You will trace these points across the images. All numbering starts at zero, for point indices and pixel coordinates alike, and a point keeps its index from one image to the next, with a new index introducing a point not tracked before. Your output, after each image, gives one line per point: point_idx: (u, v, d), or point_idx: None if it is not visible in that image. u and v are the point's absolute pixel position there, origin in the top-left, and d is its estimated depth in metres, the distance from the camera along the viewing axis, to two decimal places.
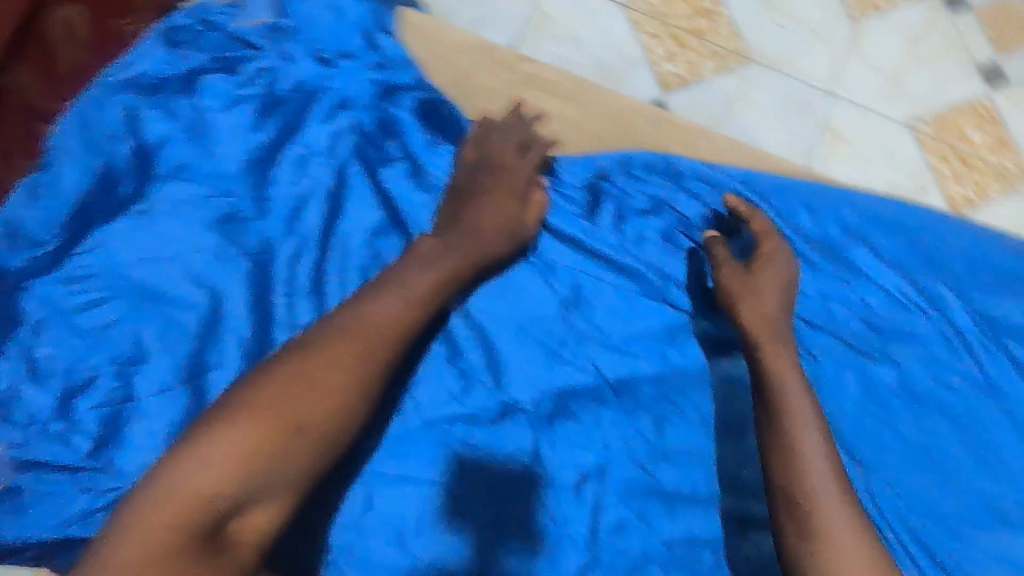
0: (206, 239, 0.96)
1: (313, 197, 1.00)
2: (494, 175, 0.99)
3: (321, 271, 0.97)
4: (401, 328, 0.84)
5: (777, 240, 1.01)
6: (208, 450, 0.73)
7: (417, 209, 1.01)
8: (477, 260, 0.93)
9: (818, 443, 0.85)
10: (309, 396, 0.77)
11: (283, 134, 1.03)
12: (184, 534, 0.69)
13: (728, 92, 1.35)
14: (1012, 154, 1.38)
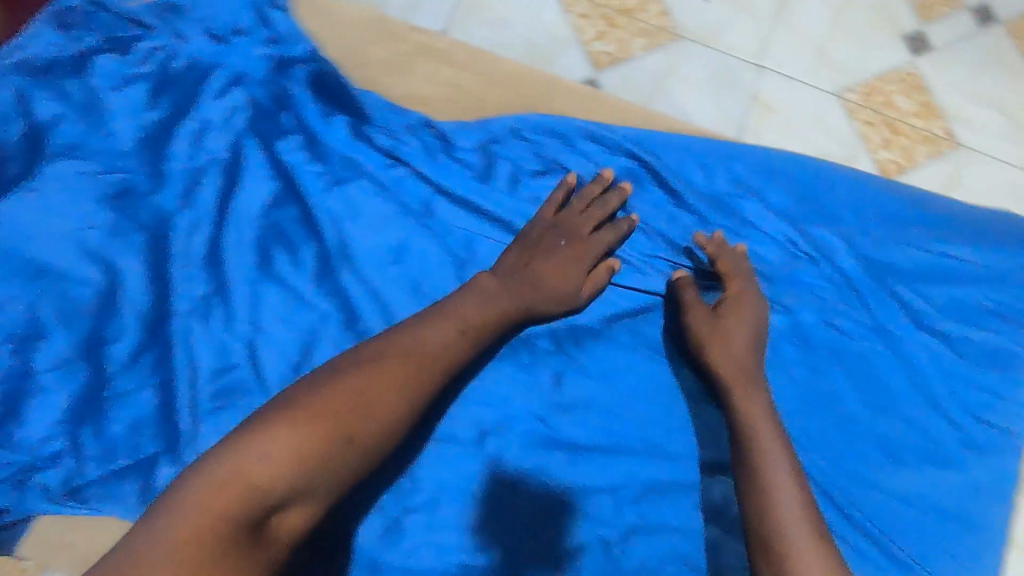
0: (106, 238, 0.68)
1: (210, 164, 0.72)
2: (569, 235, 0.72)
3: (219, 247, 0.71)
4: (455, 351, 0.62)
5: (745, 271, 0.73)
6: (280, 439, 0.51)
7: (269, 189, 0.72)
8: (539, 304, 0.69)
9: (789, 484, 0.61)
10: (376, 397, 0.57)
11: (190, 100, 0.73)
12: (231, 529, 0.48)
13: (656, 70, 1.16)
14: (942, 118, 1.15)
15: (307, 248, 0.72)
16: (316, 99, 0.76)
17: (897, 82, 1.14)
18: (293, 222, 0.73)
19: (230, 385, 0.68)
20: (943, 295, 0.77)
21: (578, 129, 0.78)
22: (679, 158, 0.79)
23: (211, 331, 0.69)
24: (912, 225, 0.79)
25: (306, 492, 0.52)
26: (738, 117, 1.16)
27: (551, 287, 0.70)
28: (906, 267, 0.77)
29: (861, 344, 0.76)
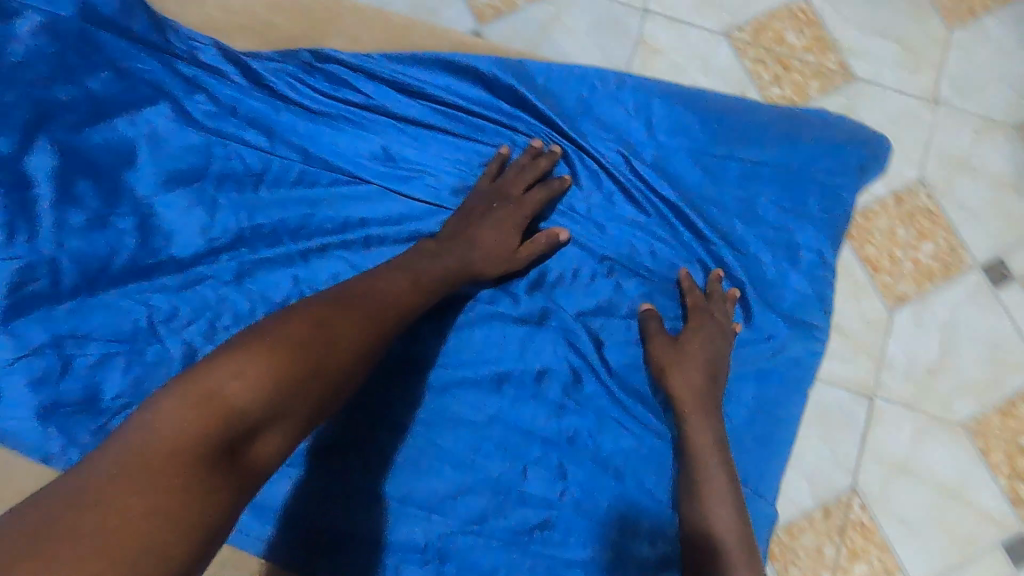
0: None
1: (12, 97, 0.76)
2: (502, 200, 0.74)
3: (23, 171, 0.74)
4: (410, 296, 0.61)
5: (717, 311, 0.74)
6: (251, 364, 0.47)
7: (64, 117, 0.76)
8: (472, 265, 0.71)
9: (726, 502, 0.64)
10: (344, 329, 0.53)
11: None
12: (207, 447, 0.43)
13: (540, 18, 1.17)
14: (834, 52, 1.12)
15: (99, 171, 0.76)
16: (105, 28, 0.79)
17: (784, 17, 1.13)
18: (90, 149, 0.76)
19: (27, 296, 0.72)
20: (734, 196, 0.79)
21: (334, 57, 0.80)
22: (426, 74, 0.80)
23: (13, 247, 0.73)
24: (704, 131, 0.80)
25: (279, 420, 0.47)
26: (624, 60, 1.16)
27: (486, 257, 0.72)
28: (692, 172, 0.79)
29: (646, 243, 0.78)
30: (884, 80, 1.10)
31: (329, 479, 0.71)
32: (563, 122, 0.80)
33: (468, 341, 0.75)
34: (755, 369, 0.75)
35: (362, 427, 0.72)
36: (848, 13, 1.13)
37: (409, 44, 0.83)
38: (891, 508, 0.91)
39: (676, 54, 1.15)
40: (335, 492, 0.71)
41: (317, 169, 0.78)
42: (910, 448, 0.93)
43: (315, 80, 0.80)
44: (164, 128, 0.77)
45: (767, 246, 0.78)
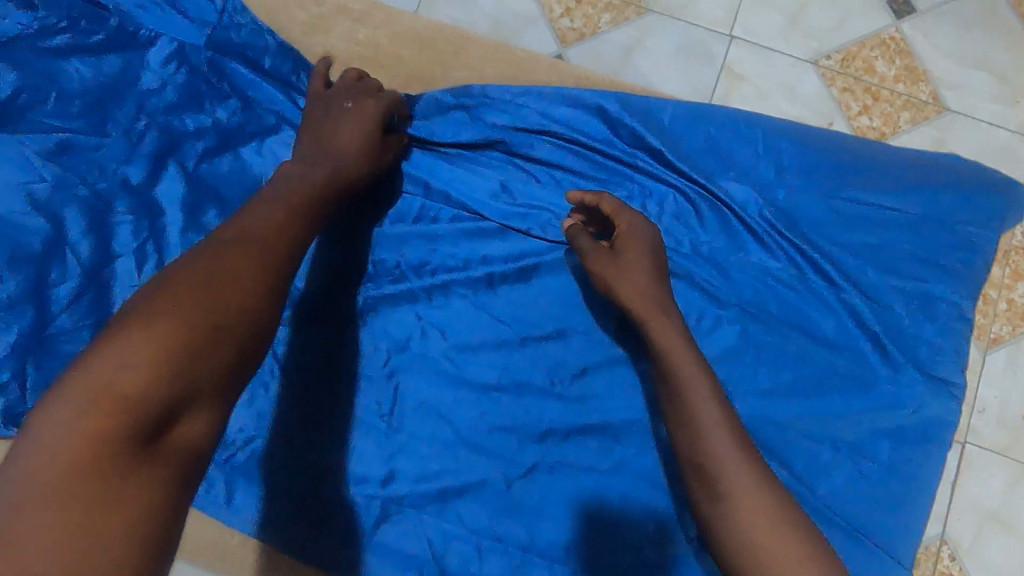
0: (62, 193, 0.74)
1: (149, 124, 0.77)
2: (355, 97, 0.70)
3: (155, 198, 0.75)
4: (296, 221, 0.54)
5: (623, 203, 0.71)
6: (127, 340, 0.39)
7: (197, 145, 0.77)
8: (342, 170, 0.65)
9: (708, 400, 0.58)
10: (227, 269, 0.46)
11: (138, 66, 0.78)
12: (114, 446, 0.36)
13: (624, 42, 1.16)
14: (925, 82, 1.14)
15: (228, 200, 0.76)
16: (235, 58, 0.78)
17: (876, 47, 1.14)
18: (221, 178, 0.76)
19: None
20: (867, 243, 0.76)
21: (468, 89, 0.78)
22: (558, 111, 0.79)
23: (142, 274, 0.74)
24: (836, 174, 0.77)
25: (195, 383, 0.41)
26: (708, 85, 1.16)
27: (354, 158, 0.66)
28: (824, 216, 0.76)
29: (779, 291, 0.75)
30: (979, 114, 1.12)
31: (296, 457, 0.69)
32: (691, 164, 0.78)
33: (595, 387, 0.72)
34: (889, 423, 0.72)
35: (298, 391, 0.70)
36: (941, 46, 1.14)
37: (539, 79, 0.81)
38: (984, 567, 0.84)
39: (761, 81, 1.14)
40: (305, 454, 0.69)
41: (439, 204, 0.76)
42: (1003, 500, 0.85)
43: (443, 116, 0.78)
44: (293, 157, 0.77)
45: (903, 295, 0.75)
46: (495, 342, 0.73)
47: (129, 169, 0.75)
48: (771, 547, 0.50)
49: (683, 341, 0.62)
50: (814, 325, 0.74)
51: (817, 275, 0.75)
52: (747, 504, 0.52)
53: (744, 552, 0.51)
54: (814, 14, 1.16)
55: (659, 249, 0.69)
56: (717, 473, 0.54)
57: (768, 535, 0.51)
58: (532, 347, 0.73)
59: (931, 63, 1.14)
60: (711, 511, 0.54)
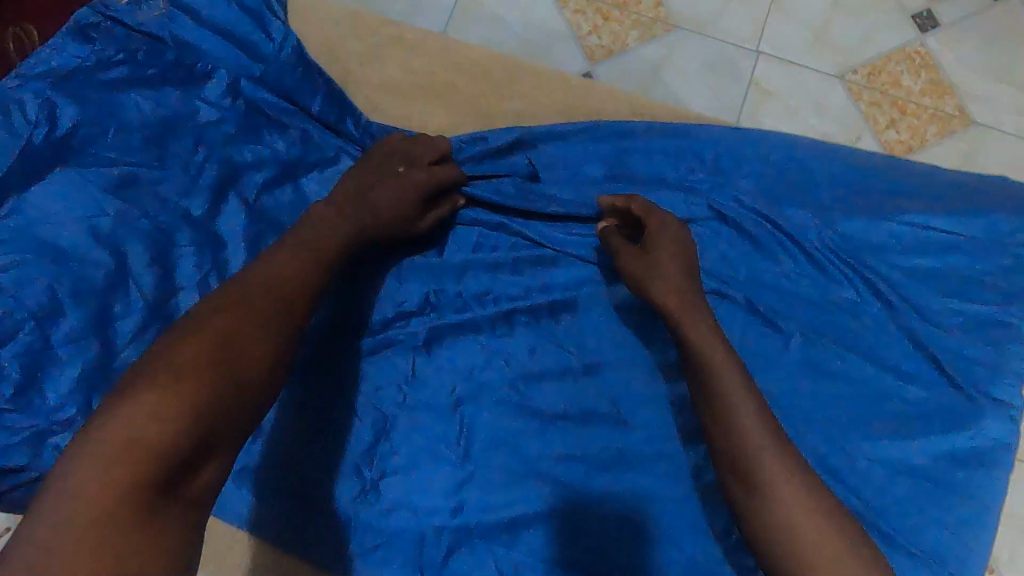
0: (125, 228, 0.74)
1: (209, 157, 0.77)
2: (406, 160, 0.71)
3: (218, 231, 0.76)
4: (315, 281, 0.61)
5: (654, 206, 0.72)
6: (158, 400, 0.47)
7: (257, 177, 0.77)
8: (366, 231, 0.67)
9: (743, 399, 0.59)
10: (252, 333, 0.54)
11: (196, 98, 0.78)
12: (143, 493, 0.44)
13: (652, 58, 1.15)
14: (951, 95, 1.14)
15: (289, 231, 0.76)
16: (290, 90, 0.78)
17: (903, 61, 1.14)
18: (282, 210, 0.77)
19: None
20: (923, 265, 0.77)
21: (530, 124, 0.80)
22: (616, 144, 0.80)
23: None
24: (892, 197, 0.78)
25: (214, 439, 0.49)
26: (737, 101, 1.14)
27: (385, 219, 0.68)
28: (882, 238, 0.77)
29: (835, 315, 0.76)
30: (1005, 126, 1.12)
31: (292, 453, 0.71)
32: (745, 190, 0.79)
33: (660, 415, 0.72)
34: (949, 446, 0.73)
35: (309, 395, 0.72)
36: (967, 59, 1.15)
37: (597, 112, 0.83)
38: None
39: (790, 97, 1.14)
40: (309, 450, 0.71)
41: (499, 232, 0.77)
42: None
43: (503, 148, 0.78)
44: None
45: (962, 319, 0.75)
46: (560, 370, 0.73)
47: (191, 202, 0.76)
48: (810, 531, 0.53)
49: (717, 340, 0.63)
50: (874, 349, 0.75)
51: (874, 298, 0.76)
52: (786, 491, 0.55)
53: (783, 541, 0.54)
54: (839, 29, 1.16)
55: (690, 252, 0.70)
56: (758, 464, 0.56)
57: (812, 525, 0.53)
58: (597, 374, 0.73)
59: (956, 76, 1.15)
60: (751, 503, 0.56)
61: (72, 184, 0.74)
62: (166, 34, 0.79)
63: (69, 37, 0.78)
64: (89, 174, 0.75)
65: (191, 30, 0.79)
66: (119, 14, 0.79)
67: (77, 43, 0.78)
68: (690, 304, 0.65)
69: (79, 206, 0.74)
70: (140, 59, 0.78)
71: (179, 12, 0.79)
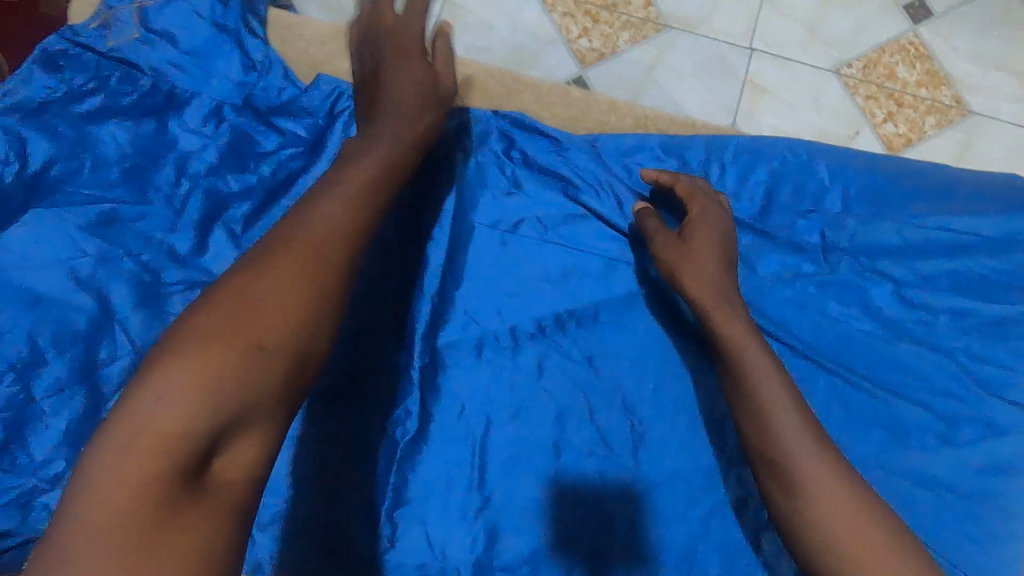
0: (108, 266, 0.70)
1: (193, 187, 0.73)
2: (397, 65, 0.63)
3: (207, 264, 0.71)
4: (346, 220, 0.51)
5: (701, 189, 0.70)
6: (170, 376, 0.41)
7: (245, 206, 0.73)
8: (394, 151, 0.58)
9: (783, 393, 0.57)
10: (281, 289, 0.46)
11: (177, 126, 0.74)
12: (161, 482, 0.38)
13: (644, 60, 1.12)
14: (948, 86, 1.12)
15: None
16: (276, 114, 0.75)
17: (899, 53, 1.12)
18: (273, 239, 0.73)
19: None
20: (943, 267, 0.73)
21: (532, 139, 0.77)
22: (620, 159, 0.78)
23: None
24: (907, 198, 0.75)
25: (241, 417, 0.43)
26: (733, 100, 1.12)
27: (409, 138, 0.60)
28: (901, 243, 0.73)
29: (853, 322, 0.73)
30: (1002, 114, 1.12)
31: (325, 465, 0.68)
32: (751, 198, 0.77)
33: (677, 435, 0.69)
34: (989, 459, 0.68)
35: (341, 402, 0.69)
36: (963, 47, 1.13)
37: (599, 124, 0.80)
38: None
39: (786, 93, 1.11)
40: (341, 461, 0.68)
41: (500, 253, 0.74)
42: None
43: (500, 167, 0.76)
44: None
45: (989, 321, 0.72)
46: (573, 394, 0.70)
47: (176, 235, 0.72)
48: (834, 511, 0.51)
49: (746, 327, 0.61)
50: (902, 360, 0.71)
51: (892, 303, 0.73)
52: (826, 491, 0.52)
53: (814, 531, 0.52)
54: (833, 22, 1.13)
55: (727, 229, 0.68)
56: (797, 462, 0.53)
57: (839, 512, 0.51)
58: (613, 398, 0.70)
59: (953, 65, 1.13)
60: (790, 506, 0.53)
61: (49, 222, 0.70)
62: (141, 59, 0.75)
63: (36, 65, 0.73)
64: (67, 212, 0.71)
65: (167, 54, 0.75)
66: (90, 39, 0.75)
67: (46, 72, 0.73)
68: (721, 282, 0.64)
69: (57, 245, 0.70)
70: (116, 87, 0.74)
71: (154, 35, 0.75)
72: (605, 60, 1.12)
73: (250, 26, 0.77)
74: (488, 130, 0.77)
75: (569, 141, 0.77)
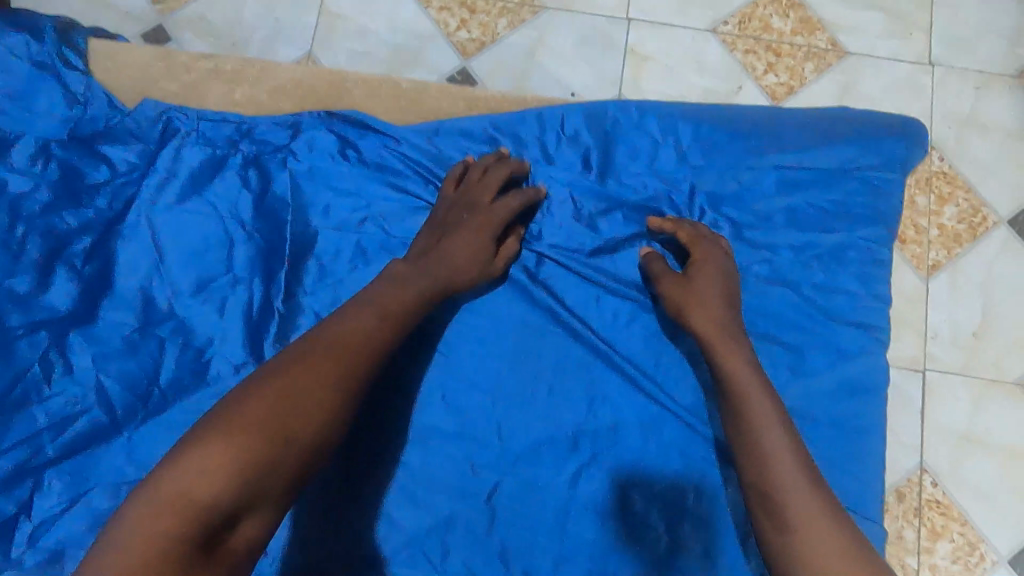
0: None
1: (28, 228, 0.72)
2: (471, 206, 0.72)
3: (53, 302, 0.71)
4: (383, 337, 0.60)
5: (708, 235, 0.72)
6: (211, 456, 0.50)
7: (84, 239, 0.72)
8: (443, 279, 0.67)
9: (778, 427, 0.59)
10: (314, 399, 0.55)
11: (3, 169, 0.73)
12: (181, 549, 0.46)
13: (523, 45, 1.05)
14: (822, 30, 1.05)
15: (125, 288, 0.72)
16: (107, 143, 0.75)
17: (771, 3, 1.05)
18: (116, 267, 0.72)
19: (82, 430, 0.68)
20: (770, 205, 0.76)
21: (361, 129, 0.78)
22: (453, 139, 0.78)
23: (52, 384, 0.69)
24: (737, 142, 0.77)
25: (256, 501, 0.51)
26: (616, 75, 1.05)
27: (460, 269, 0.69)
28: (730, 189, 0.76)
29: None
30: (877, 52, 1.04)
31: (323, 516, 0.67)
32: (584, 161, 0.78)
33: (535, 400, 0.71)
34: (832, 382, 0.72)
35: (346, 455, 0.69)
36: None
37: (434, 112, 0.82)
38: (962, 480, 0.90)
39: (667, 59, 1.04)
40: (344, 510, 0.67)
41: (342, 247, 0.74)
42: (970, 418, 0.92)
43: (331, 171, 0.76)
44: (179, 227, 0.73)
45: (817, 251, 0.75)
46: (432, 380, 0.71)
47: (16, 279, 0.71)
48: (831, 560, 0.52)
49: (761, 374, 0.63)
50: (747, 301, 0.73)
51: (730, 246, 0.75)
52: (816, 526, 0.54)
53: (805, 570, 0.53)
54: None
55: (734, 287, 0.70)
56: (790, 493, 0.56)
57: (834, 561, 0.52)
58: (472, 379, 0.71)
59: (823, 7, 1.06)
60: (780, 541, 0.55)
61: None
62: None
63: None
64: None
65: None
66: None
67: None
68: (733, 330, 0.66)
69: None
70: None
71: None
72: (484, 51, 1.04)
73: (69, 62, 0.77)
74: (309, 129, 0.77)
75: (397, 135, 0.77)
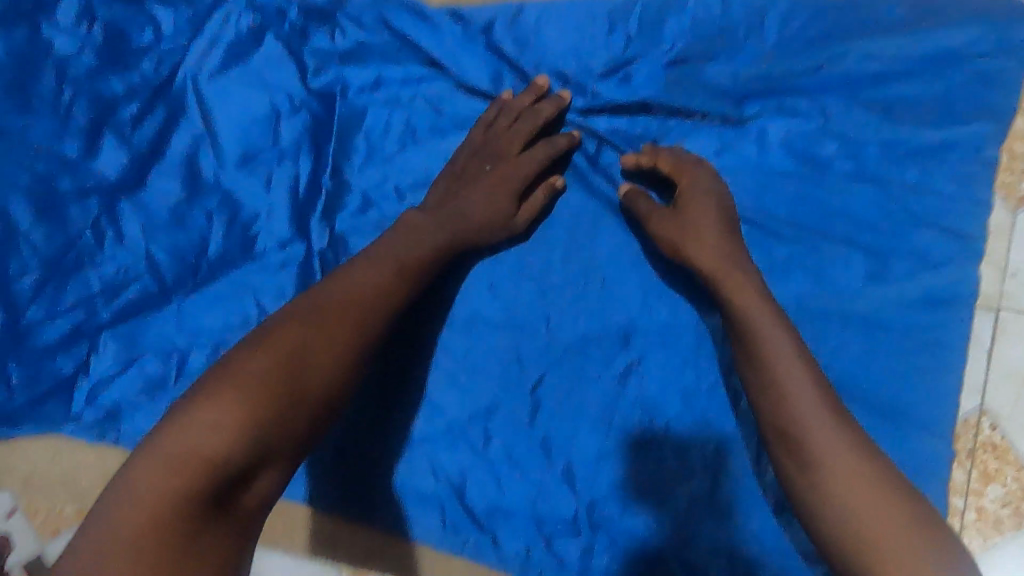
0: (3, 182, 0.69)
1: (76, 92, 0.70)
2: (496, 157, 0.66)
3: (102, 169, 0.70)
4: (397, 292, 0.58)
5: (689, 160, 0.65)
6: (223, 412, 0.47)
7: (130, 106, 0.70)
8: (461, 236, 0.63)
9: (797, 365, 0.54)
10: (323, 357, 0.52)
11: (49, 28, 0.71)
12: (193, 508, 0.45)
13: None
14: None
15: (172, 158, 0.70)
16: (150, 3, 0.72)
17: None
18: (161, 136, 0.70)
19: (134, 296, 0.69)
20: (864, 95, 0.68)
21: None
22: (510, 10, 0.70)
23: (103, 250, 0.69)
24: (833, 22, 0.68)
25: (266, 460, 0.49)
26: None
27: (478, 226, 0.64)
28: (822, 73, 0.67)
29: (773, 165, 0.68)
30: None
31: (356, 448, 0.67)
32: (657, 37, 0.69)
33: (589, 293, 0.68)
34: (914, 293, 0.66)
35: (376, 395, 0.67)
36: None
37: None
38: None
39: None
40: (362, 468, 0.67)
41: (392, 124, 0.70)
42: None
43: (379, 42, 0.71)
44: (225, 96, 0.70)
45: (914, 147, 0.67)
46: (479, 266, 0.69)
47: (65, 145, 0.70)
48: (877, 522, 0.47)
49: (771, 310, 0.57)
50: (826, 200, 0.67)
51: (814, 139, 0.67)
52: (839, 473, 0.49)
53: (850, 542, 0.47)
54: None
55: (730, 214, 0.63)
56: (801, 429, 0.51)
57: (883, 536, 0.46)
58: (521, 269, 0.68)
59: None
60: (817, 506, 0.50)
61: None
62: None
63: None
64: None
65: None
66: None
67: None
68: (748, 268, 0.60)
69: None
70: None
71: None
72: None
73: None
74: None
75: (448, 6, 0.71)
